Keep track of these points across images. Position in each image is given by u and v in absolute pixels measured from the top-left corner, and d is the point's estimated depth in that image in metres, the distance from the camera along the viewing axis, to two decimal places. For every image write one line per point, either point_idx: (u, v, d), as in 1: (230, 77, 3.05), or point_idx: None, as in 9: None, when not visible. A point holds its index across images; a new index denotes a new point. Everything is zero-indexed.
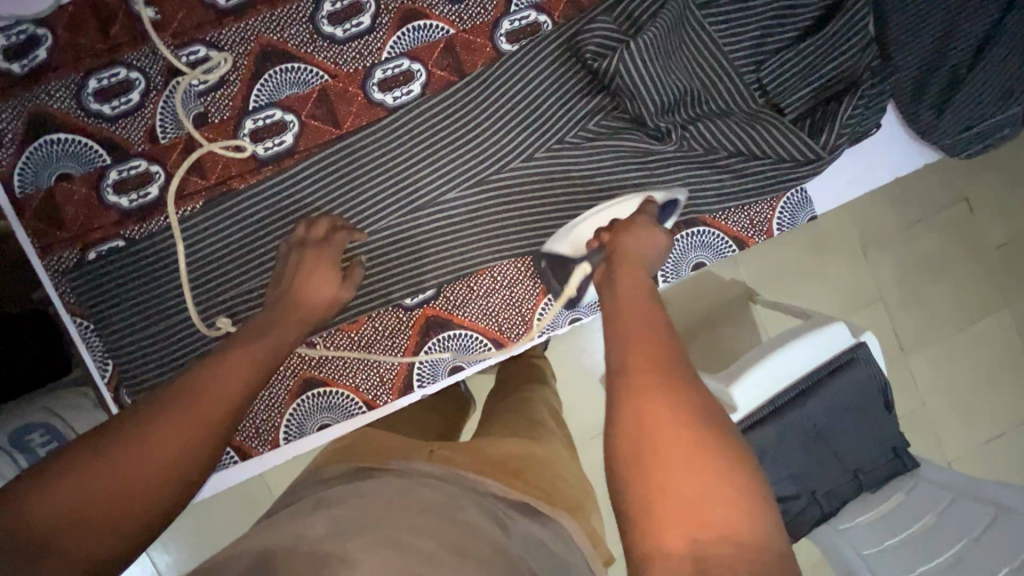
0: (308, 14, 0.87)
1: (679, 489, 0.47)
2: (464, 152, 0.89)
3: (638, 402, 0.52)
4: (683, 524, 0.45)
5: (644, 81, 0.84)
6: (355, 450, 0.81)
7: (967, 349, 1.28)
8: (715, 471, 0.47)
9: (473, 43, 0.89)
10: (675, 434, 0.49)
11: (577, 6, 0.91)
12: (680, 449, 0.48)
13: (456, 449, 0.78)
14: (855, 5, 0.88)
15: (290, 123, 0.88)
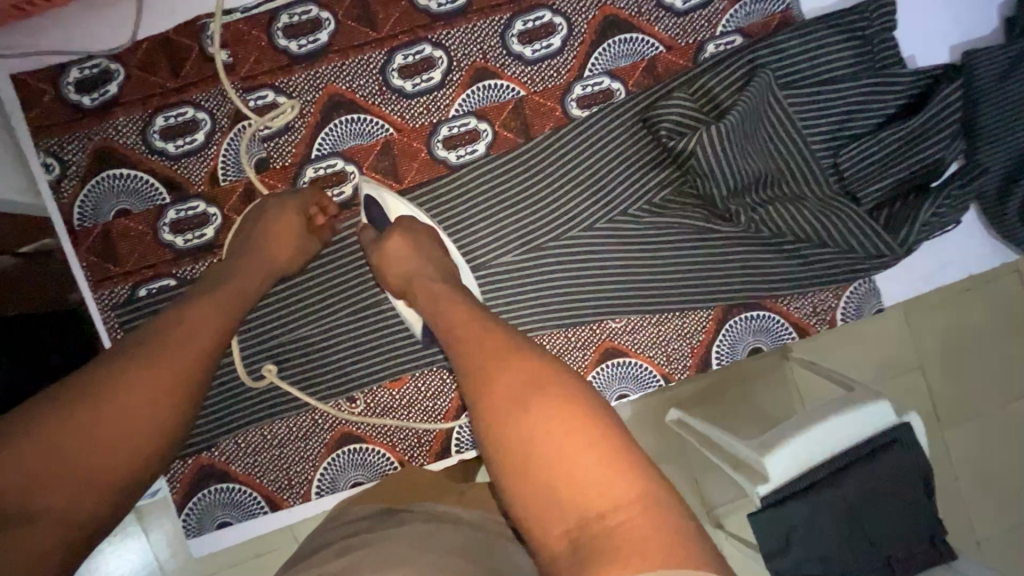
0: (379, 66, 0.85)
1: (564, 477, 0.47)
2: (522, 216, 0.87)
3: (490, 408, 0.51)
4: (572, 512, 0.46)
5: (719, 163, 0.82)
6: (383, 487, 0.79)
7: (1012, 429, 1.13)
8: (576, 442, 0.48)
9: (543, 106, 0.87)
10: (544, 429, 0.48)
11: (653, 76, 0.88)
12: (552, 454, 0.48)
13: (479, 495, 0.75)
14: (947, 97, 0.84)
15: (351, 173, 0.86)
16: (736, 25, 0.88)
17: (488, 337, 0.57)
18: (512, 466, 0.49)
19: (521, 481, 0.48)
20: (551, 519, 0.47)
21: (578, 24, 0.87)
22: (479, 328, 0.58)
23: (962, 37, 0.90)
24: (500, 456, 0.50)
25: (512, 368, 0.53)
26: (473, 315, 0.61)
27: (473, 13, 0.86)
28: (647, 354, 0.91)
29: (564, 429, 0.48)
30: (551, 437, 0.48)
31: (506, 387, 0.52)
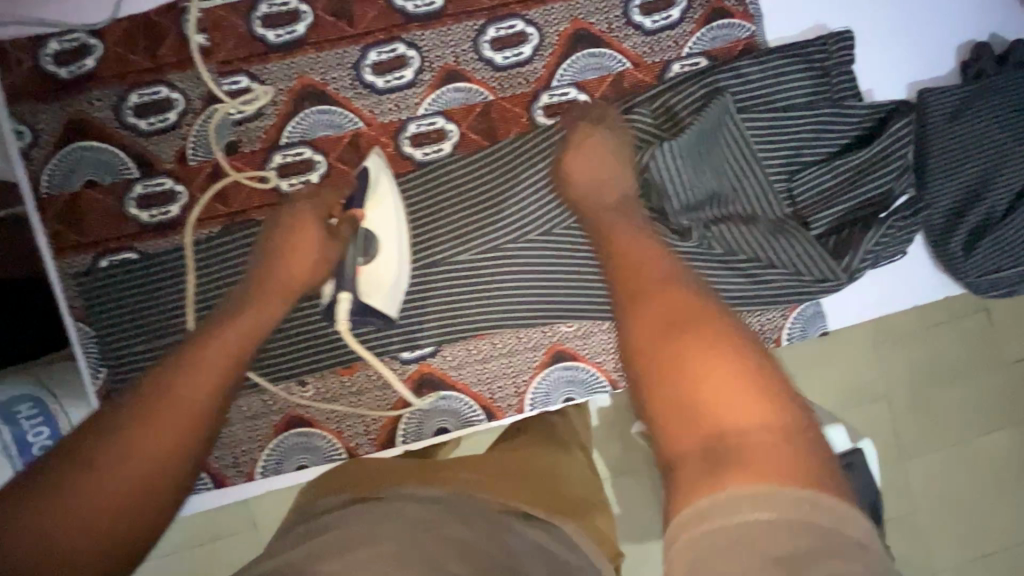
0: (353, 61, 0.88)
1: (717, 399, 0.52)
2: (480, 216, 0.88)
3: (642, 332, 0.59)
4: (704, 432, 0.51)
5: (670, 178, 0.85)
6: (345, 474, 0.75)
7: (971, 462, 1.14)
8: (726, 372, 0.53)
9: (509, 112, 0.90)
10: (698, 356, 0.55)
11: (618, 91, 0.90)
12: (712, 379, 0.53)
13: (447, 466, 0.74)
14: (896, 131, 0.88)
15: (318, 163, 0.88)
16: (702, 47, 0.91)
17: (654, 263, 0.66)
18: (679, 394, 0.54)
19: (678, 407, 0.54)
20: (701, 432, 0.52)
21: (549, 35, 0.89)
22: (640, 267, 0.66)
23: (919, 75, 0.94)
24: (650, 379, 0.56)
25: (671, 297, 0.61)
26: (641, 267, 0.66)
27: (448, 17, 0.88)
28: (597, 361, 0.92)
29: (719, 360, 0.54)
30: (710, 371, 0.53)
31: (652, 320, 0.59)
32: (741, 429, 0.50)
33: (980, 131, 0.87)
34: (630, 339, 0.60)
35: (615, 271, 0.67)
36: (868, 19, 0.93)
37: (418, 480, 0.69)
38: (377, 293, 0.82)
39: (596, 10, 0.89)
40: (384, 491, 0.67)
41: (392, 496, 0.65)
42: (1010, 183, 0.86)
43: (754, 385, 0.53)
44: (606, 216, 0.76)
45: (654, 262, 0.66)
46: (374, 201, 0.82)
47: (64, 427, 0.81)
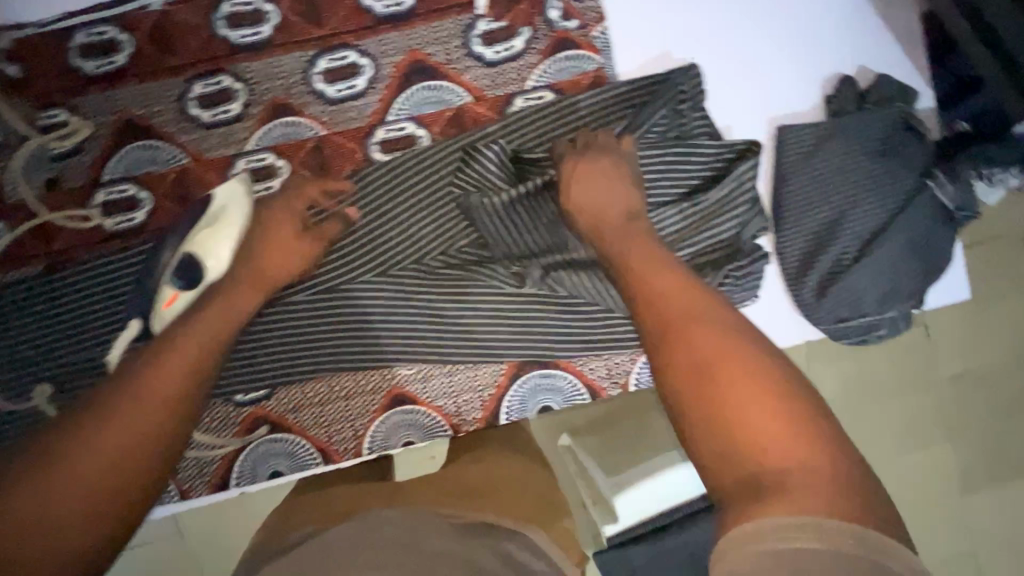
0: (177, 93, 0.84)
1: (745, 423, 0.49)
2: (315, 255, 0.86)
3: (687, 356, 0.55)
4: (739, 458, 0.48)
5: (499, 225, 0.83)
6: (314, 508, 0.73)
7: (902, 478, 1.12)
8: (761, 396, 0.50)
9: (343, 148, 0.86)
10: (716, 375, 0.53)
11: (459, 126, 0.87)
12: (739, 395, 0.50)
13: (417, 487, 0.74)
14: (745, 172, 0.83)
15: (143, 200, 0.85)
16: (547, 80, 0.86)
17: (673, 290, 0.62)
18: (704, 404, 0.51)
19: (722, 431, 0.49)
20: (746, 458, 0.48)
21: (383, 67, 0.85)
22: (648, 294, 0.62)
23: (781, 107, 0.88)
24: (693, 413, 0.52)
25: (715, 334, 0.56)
26: (662, 281, 0.63)
27: (276, 47, 0.84)
28: (438, 404, 0.90)
29: (754, 382, 0.51)
30: (747, 389, 0.51)
31: (705, 361, 0.54)
32: (788, 467, 0.46)
33: (830, 173, 0.83)
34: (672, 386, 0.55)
35: (634, 254, 0.68)
36: (727, 48, 0.87)
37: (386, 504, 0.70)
38: (170, 320, 0.78)
39: (434, 39, 0.85)
40: (348, 520, 0.66)
41: (366, 517, 0.64)
42: (856, 229, 0.82)
43: (779, 408, 0.49)
44: (630, 229, 0.72)
45: (658, 266, 0.66)
46: (213, 228, 0.80)
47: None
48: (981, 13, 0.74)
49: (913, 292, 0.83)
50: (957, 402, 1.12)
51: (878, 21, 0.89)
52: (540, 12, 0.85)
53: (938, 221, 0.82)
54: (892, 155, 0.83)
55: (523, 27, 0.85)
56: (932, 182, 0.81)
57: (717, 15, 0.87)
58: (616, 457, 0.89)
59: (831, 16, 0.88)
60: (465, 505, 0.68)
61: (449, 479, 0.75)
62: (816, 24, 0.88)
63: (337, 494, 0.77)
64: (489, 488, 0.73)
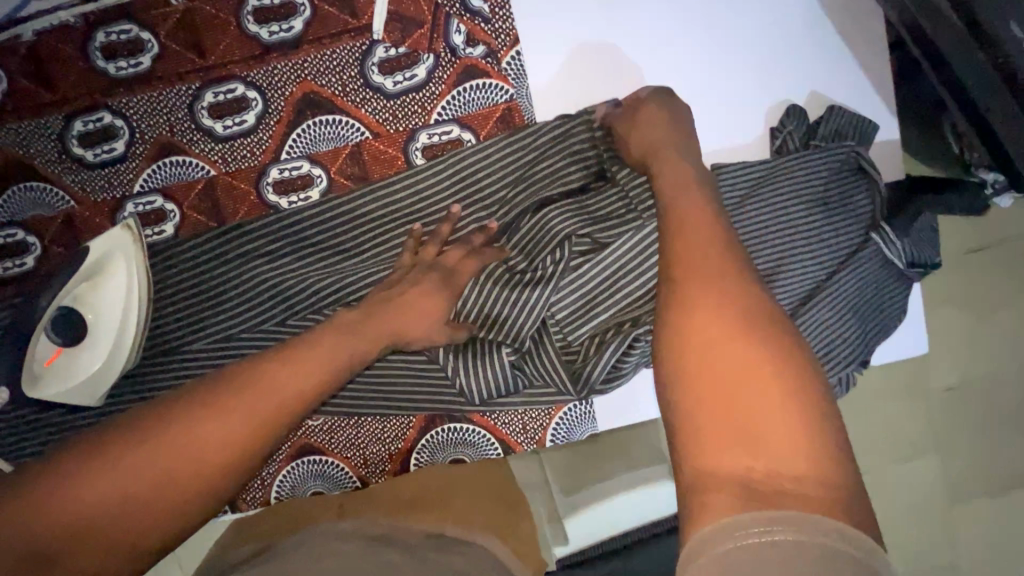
0: (57, 131, 0.79)
1: (758, 441, 0.37)
2: (206, 301, 0.80)
3: (697, 344, 0.42)
4: (742, 458, 0.37)
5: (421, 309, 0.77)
6: (265, 527, 0.77)
7: (887, 496, 1.02)
8: (784, 404, 0.38)
9: (236, 189, 0.80)
10: (756, 385, 0.39)
11: (359, 164, 0.80)
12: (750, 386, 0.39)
13: (366, 502, 0.77)
14: None
15: (32, 245, 0.81)
16: (454, 112, 0.78)
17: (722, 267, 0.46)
18: (709, 392, 0.40)
19: (704, 409, 0.39)
20: (726, 452, 0.37)
21: (274, 100, 0.78)
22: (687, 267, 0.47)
23: (717, 144, 0.78)
24: (685, 405, 0.40)
25: (733, 313, 0.42)
26: (701, 259, 0.47)
27: (157, 80, 0.77)
28: (344, 455, 0.87)
29: (771, 392, 0.39)
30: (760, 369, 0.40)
31: (730, 359, 0.40)
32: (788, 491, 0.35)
33: (765, 222, 0.73)
34: (666, 364, 0.43)
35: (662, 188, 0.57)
36: (656, 76, 0.78)
37: (334, 516, 0.74)
38: (50, 381, 0.74)
39: (327, 70, 0.77)
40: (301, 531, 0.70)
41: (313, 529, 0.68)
42: (792, 285, 0.72)
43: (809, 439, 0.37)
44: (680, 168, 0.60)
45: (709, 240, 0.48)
46: (93, 281, 0.76)
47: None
48: (929, 35, 0.63)
49: (849, 354, 0.74)
50: (927, 442, 1.02)
51: (836, 40, 0.77)
52: (442, 37, 0.76)
53: (885, 277, 0.73)
54: (832, 203, 0.73)
55: (425, 53, 0.76)
56: (876, 237, 0.72)
57: (646, 37, 0.77)
58: (579, 480, 0.93)
59: (779, 35, 0.77)
60: (416, 514, 0.72)
61: (407, 488, 0.80)
62: (761, 45, 0.77)
63: (296, 512, 0.79)
64: (436, 497, 0.77)
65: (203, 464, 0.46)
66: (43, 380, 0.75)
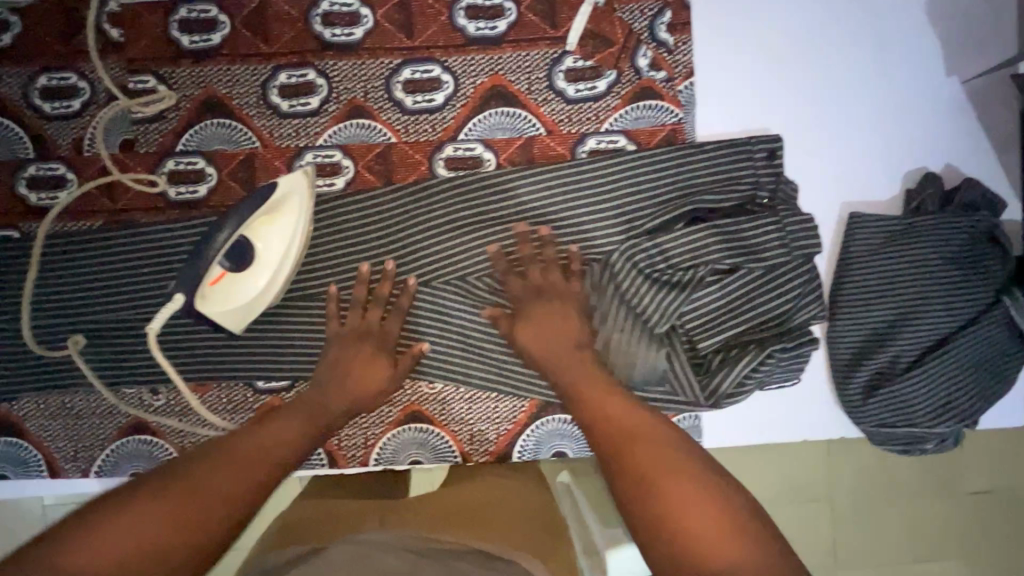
0: (261, 79, 0.86)
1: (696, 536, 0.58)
2: (363, 256, 0.86)
3: (643, 458, 0.65)
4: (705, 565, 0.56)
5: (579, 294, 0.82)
6: (315, 517, 0.75)
7: None
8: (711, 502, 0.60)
9: (410, 158, 0.86)
10: (677, 477, 0.62)
11: (527, 156, 0.86)
12: (684, 505, 0.60)
13: (408, 513, 0.73)
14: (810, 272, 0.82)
15: (208, 175, 0.87)
16: (624, 125, 0.85)
17: (630, 412, 0.71)
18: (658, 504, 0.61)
19: (663, 522, 0.60)
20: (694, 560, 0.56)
21: (464, 86, 0.85)
22: (607, 415, 0.70)
23: (857, 196, 0.85)
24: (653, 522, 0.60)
25: (651, 437, 0.67)
26: (604, 396, 0.73)
27: (365, 51, 0.85)
28: (452, 428, 0.89)
29: (694, 488, 0.61)
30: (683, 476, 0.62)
31: (661, 461, 0.64)
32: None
33: (895, 275, 0.81)
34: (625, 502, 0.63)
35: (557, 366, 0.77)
36: (807, 124, 0.85)
37: (377, 525, 0.70)
38: (214, 299, 0.78)
39: (519, 68, 0.85)
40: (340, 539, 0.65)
41: (355, 538, 0.64)
42: (917, 333, 0.80)
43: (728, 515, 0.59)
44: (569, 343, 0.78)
45: (595, 379, 0.75)
46: (272, 215, 0.80)
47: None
48: None
49: (967, 409, 0.79)
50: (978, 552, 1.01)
51: (976, 125, 0.85)
52: (630, 58, 0.84)
53: (1009, 340, 0.78)
54: (968, 267, 0.79)
55: (609, 69, 0.84)
56: (1009, 301, 0.76)
57: (807, 89, 0.84)
58: (608, 500, 0.91)
59: (926, 111, 0.85)
60: (461, 531, 0.68)
61: (449, 505, 0.76)
62: (910, 114, 0.85)
63: (332, 503, 0.79)
64: (484, 516, 0.73)
65: (215, 511, 0.61)
66: (206, 300, 0.78)
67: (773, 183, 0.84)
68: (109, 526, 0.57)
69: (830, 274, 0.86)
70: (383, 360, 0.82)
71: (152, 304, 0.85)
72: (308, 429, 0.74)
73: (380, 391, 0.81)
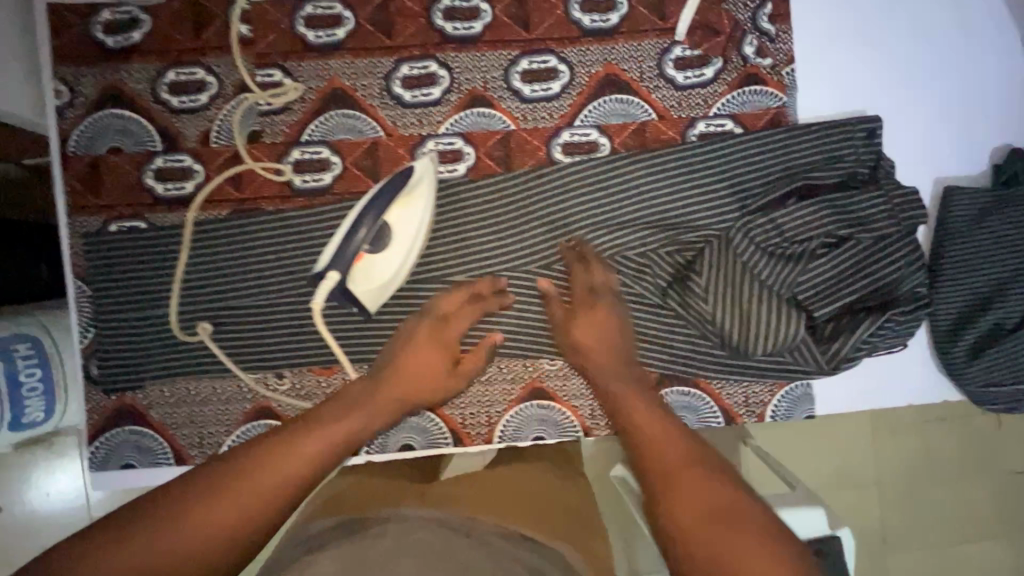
0: (385, 71, 0.90)
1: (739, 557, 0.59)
2: (487, 238, 0.88)
3: (680, 481, 0.67)
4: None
5: (701, 269, 0.86)
6: (358, 500, 0.78)
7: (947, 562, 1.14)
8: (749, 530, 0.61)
9: (529, 144, 0.90)
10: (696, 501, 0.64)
11: (640, 140, 0.91)
12: (720, 529, 0.62)
13: (439, 497, 0.77)
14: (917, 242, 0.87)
15: (333, 163, 0.90)
16: (730, 110, 0.90)
17: (665, 427, 0.74)
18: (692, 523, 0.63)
19: (698, 544, 0.61)
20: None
21: (580, 75, 0.90)
22: (641, 427, 0.74)
23: (950, 171, 0.91)
24: (688, 545, 0.62)
25: (687, 461, 0.69)
26: (642, 409, 0.77)
27: (485, 43, 0.89)
28: (573, 404, 0.91)
29: (733, 516, 0.63)
30: (723, 504, 0.64)
31: (695, 481, 0.67)
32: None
33: (996, 243, 0.86)
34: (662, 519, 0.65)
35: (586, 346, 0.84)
36: (900, 105, 0.91)
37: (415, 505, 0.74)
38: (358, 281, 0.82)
39: (630, 58, 0.90)
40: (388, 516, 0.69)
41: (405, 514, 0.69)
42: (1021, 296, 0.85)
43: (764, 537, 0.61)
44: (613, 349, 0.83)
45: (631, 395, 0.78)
46: (405, 199, 0.83)
47: (59, 376, 0.91)
48: None
49: None
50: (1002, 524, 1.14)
51: None
52: (736, 47, 0.90)
53: None
54: None
55: (716, 57, 0.90)
56: None
57: (899, 74, 0.91)
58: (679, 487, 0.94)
59: (1008, 93, 0.91)
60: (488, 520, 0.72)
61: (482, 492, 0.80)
62: (993, 96, 0.91)
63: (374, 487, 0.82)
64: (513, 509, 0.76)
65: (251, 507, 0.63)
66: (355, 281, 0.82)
67: (875, 160, 0.89)
68: (164, 528, 0.59)
69: (929, 244, 0.91)
70: (443, 355, 0.84)
71: (284, 290, 0.88)
72: (350, 430, 0.72)
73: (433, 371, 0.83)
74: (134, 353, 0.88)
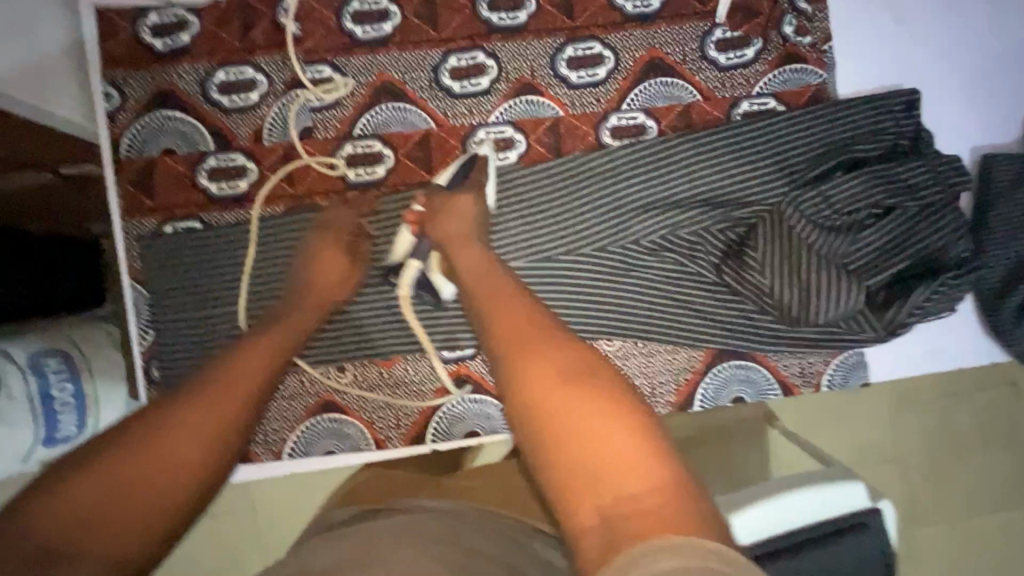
0: (433, 64, 0.91)
1: (595, 458, 0.49)
2: (540, 223, 0.89)
3: (529, 376, 0.56)
4: (598, 492, 0.48)
5: (755, 245, 0.87)
6: (374, 488, 0.78)
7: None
8: (618, 425, 0.51)
9: (578, 129, 0.92)
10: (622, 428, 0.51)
11: (686, 121, 0.92)
12: (585, 429, 0.51)
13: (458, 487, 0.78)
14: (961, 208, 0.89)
15: (386, 156, 0.90)
16: (772, 89, 0.93)
17: (531, 324, 0.62)
18: (549, 435, 0.52)
19: (551, 448, 0.52)
20: (588, 492, 0.48)
21: (625, 60, 0.92)
22: (524, 339, 0.60)
23: (984, 140, 0.94)
24: (543, 448, 0.52)
25: (548, 360, 0.57)
26: (525, 319, 0.63)
27: (531, 32, 0.91)
28: (633, 381, 0.94)
29: (603, 414, 0.51)
30: (594, 405, 0.52)
31: (578, 399, 0.53)
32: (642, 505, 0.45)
33: None
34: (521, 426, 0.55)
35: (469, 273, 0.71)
36: (935, 77, 0.93)
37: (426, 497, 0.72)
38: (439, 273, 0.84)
39: (673, 41, 0.92)
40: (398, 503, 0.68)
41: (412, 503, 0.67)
42: None
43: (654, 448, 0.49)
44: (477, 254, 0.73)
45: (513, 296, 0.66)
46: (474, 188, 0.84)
47: (89, 389, 0.81)
48: None
49: None
50: None
51: None
52: (775, 27, 0.92)
53: None
54: None
55: (756, 38, 0.92)
56: None
57: (932, 46, 0.93)
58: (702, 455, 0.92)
59: None
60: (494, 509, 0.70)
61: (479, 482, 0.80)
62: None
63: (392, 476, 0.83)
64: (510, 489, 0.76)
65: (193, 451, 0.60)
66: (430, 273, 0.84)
67: (915, 131, 0.91)
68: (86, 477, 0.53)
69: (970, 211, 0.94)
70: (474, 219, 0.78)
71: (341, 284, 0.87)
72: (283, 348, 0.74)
73: (330, 285, 0.83)
74: (195, 353, 0.88)
